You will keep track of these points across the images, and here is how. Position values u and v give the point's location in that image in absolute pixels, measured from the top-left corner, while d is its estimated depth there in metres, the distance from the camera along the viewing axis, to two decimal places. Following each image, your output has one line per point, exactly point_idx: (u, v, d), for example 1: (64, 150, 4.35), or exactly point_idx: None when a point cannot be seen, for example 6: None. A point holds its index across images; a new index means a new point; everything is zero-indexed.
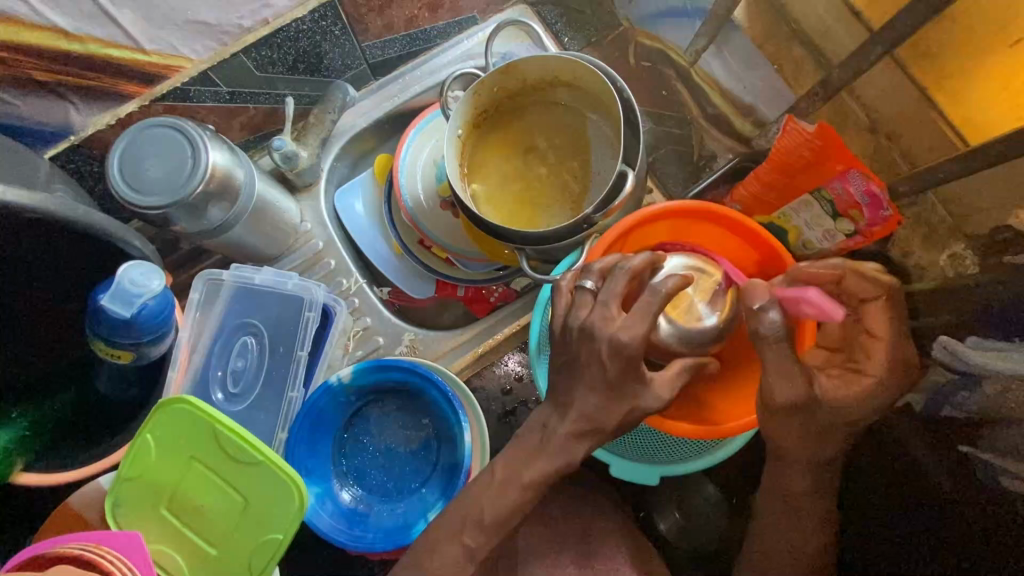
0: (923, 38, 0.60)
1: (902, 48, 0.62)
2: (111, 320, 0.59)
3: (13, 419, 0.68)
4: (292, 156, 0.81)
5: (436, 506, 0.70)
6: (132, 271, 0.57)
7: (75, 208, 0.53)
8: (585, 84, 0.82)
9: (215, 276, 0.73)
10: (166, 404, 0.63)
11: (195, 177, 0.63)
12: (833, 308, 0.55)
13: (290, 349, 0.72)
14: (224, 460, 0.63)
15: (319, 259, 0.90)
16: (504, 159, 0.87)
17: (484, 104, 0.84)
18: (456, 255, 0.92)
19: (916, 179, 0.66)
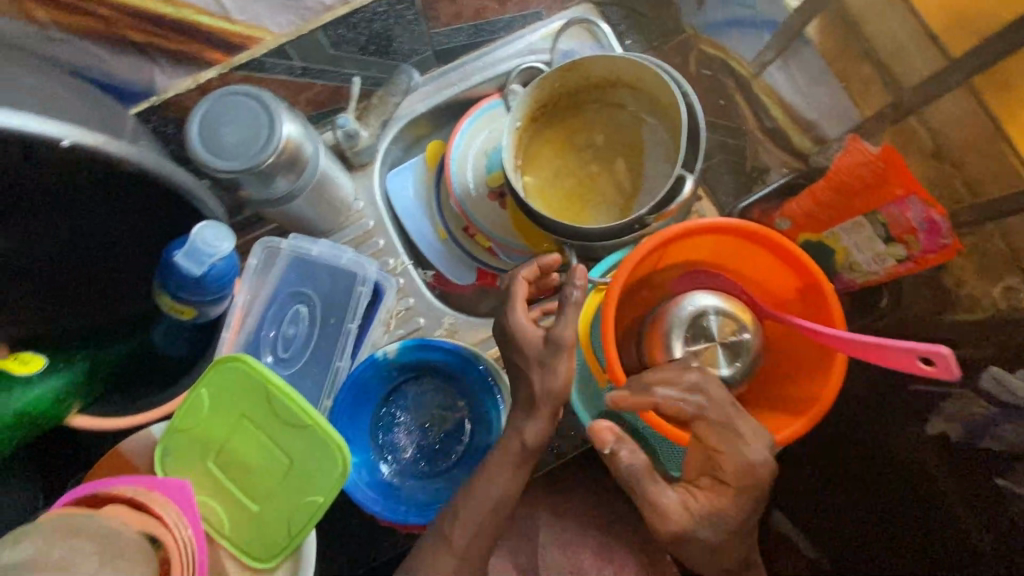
0: (1003, 68, 0.61)
1: (981, 77, 0.63)
2: (182, 276, 0.61)
3: (74, 361, 0.68)
4: (354, 135, 0.85)
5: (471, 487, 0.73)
6: (206, 231, 0.60)
7: (162, 165, 0.55)
8: (647, 88, 0.83)
9: (273, 245, 0.75)
10: (222, 362, 0.65)
11: (269, 147, 0.65)
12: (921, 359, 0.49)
13: (340, 320, 0.74)
14: (272, 421, 0.65)
15: (367, 238, 0.92)
16: (558, 154, 0.88)
17: (544, 98, 0.85)
18: (499, 246, 0.94)
19: (982, 209, 0.65)
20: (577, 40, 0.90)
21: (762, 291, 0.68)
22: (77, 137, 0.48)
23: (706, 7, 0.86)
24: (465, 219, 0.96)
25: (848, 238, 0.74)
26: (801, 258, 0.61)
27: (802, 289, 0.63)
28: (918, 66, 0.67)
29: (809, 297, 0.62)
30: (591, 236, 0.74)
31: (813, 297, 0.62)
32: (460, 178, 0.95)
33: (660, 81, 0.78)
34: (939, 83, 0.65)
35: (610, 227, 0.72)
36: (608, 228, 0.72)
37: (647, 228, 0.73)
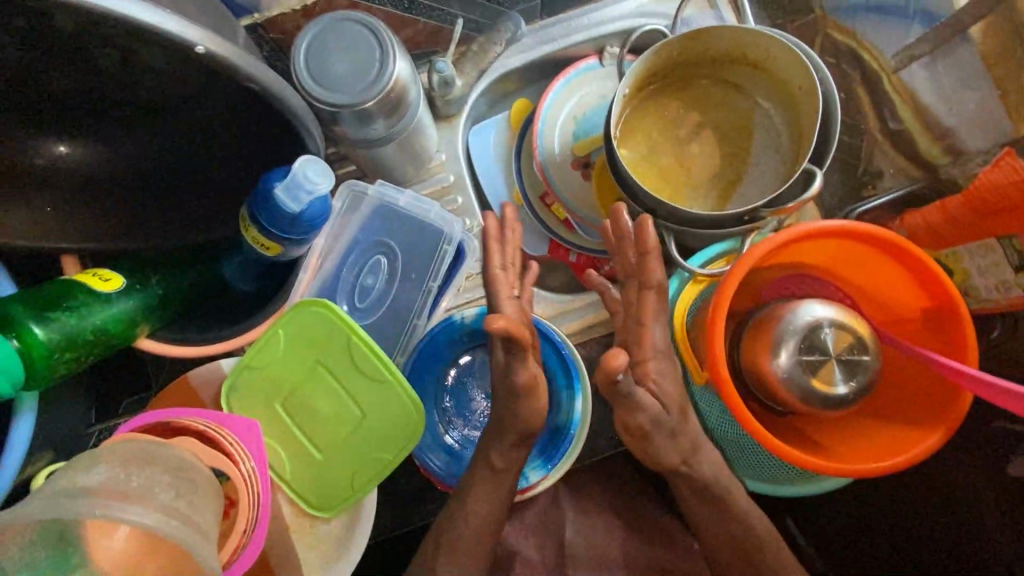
0: None
1: None
2: (277, 211, 0.58)
3: (149, 283, 0.66)
4: (449, 82, 0.80)
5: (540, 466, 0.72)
6: (307, 166, 0.56)
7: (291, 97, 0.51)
8: (772, 69, 0.77)
9: (358, 189, 0.71)
10: (304, 305, 0.63)
11: (379, 85, 0.60)
12: None
13: (421, 277, 0.71)
14: (350, 371, 0.63)
15: (445, 194, 0.88)
16: (660, 128, 0.81)
17: (658, 66, 0.78)
18: (578, 219, 0.89)
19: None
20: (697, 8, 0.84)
21: (878, 301, 0.63)
22: (213, 47, 0.43)
23: None
24: (545, 186, 0.91)
25: (971, 259, 0.69)
26: (940, 279, 0.56)
27: (929, 312, 0.58)
28: None
29: (939, 318, 0.58)
30: (698, 223, 0.69)
31: (942, 320, 0.57)
32: (547, 142, 0.89)
33: (794, 62, 0.72)
34: None
35: (722, 217, 0.67)
36: (718, 217, 0.67)
37: (757, 221, 0.68)
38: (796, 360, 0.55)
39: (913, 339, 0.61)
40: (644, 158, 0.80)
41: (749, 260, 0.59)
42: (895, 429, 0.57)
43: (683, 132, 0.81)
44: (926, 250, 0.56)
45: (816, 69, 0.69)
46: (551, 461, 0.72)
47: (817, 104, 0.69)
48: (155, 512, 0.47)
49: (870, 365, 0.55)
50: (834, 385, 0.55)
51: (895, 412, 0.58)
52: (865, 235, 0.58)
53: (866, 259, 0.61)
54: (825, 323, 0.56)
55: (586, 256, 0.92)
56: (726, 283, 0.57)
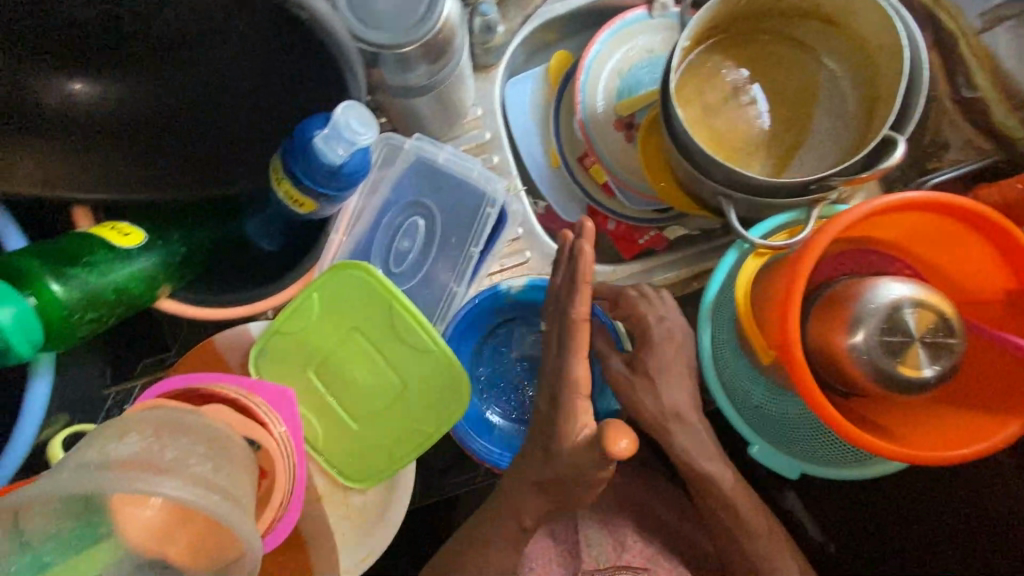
0: None
1: None
2: (314, 162, 0.52)
3: (172, 240, 0.61)
4: (492, 27, 0.73)
5: None
6: (351, 113, 0.51)
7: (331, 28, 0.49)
8: (847, 25, 0.70)
9: (396, 142, 0.66)
10: (341, 267, 0.58)
11: (427, 25, 0.54)
12: None
13: (462, 241, 0.66)
14: (390, 338, 0.59)
15: (480, 152, 0.82)
16: (717, 87, 0.75)
17: (723, 17, 0.71)
18: (619, 183, 0.83)
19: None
20: None
21: (953, 281, 0.60)
22: None
23: None
24: (586, 147, 0.85)
25: None
26: None
27: (1015, 295, 0.55)
28: None
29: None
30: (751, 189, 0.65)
31: None
32: (590, 98, 0.83)
33: (875, 15, 0.66)
34: None
35: (788, 184, 0.62)
36: (785, 185, 0.62)
37: (825, 193, 0.63)
38: (875, 340, 0.52)
39: (990, 324, 0.57)
40: (699, 120, 0.74)
41: (827, 233, 0.54)
42: (969, 415, 0.54)
43: (743, 92, 0.75)
44: (1023, 229, 0.51)
45: (902, 23, 0.63)
46: None
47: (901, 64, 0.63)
48: (193, 486, 0.44)
49: (954, 349, 0.52)
50: (915, 368, 0.52)
51: (970, 398, 0.55)
52: (956, 209, 0.54)
53: (948, 237, 0.57)
54: (908, 302, 0.52)
55: (625, 224, 0.88)
56: (803, 257, 0.53)
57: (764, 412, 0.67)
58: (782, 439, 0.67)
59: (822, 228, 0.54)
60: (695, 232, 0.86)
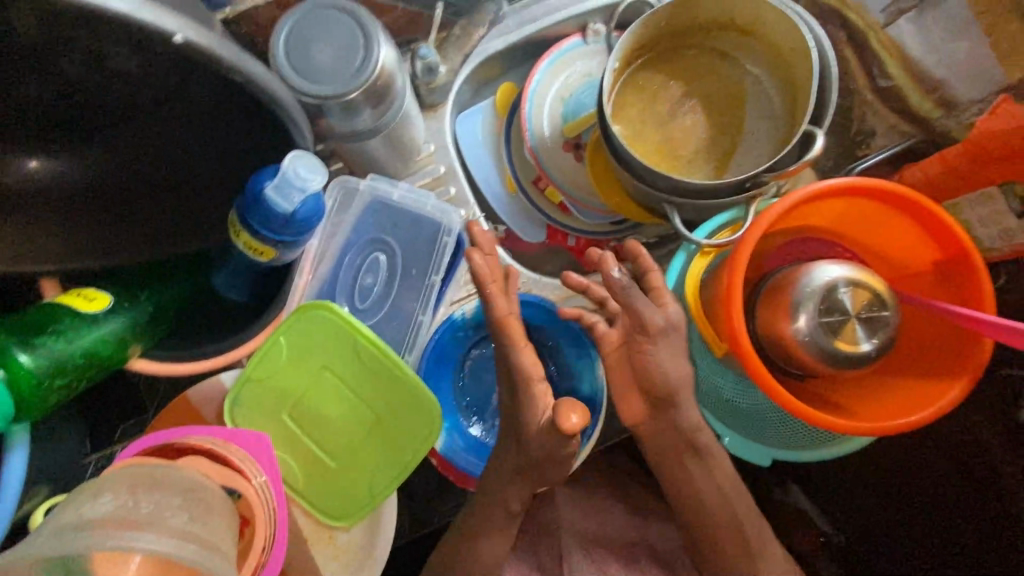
0: None
1: None
2: (268, 211, 0.55)
3: (139, 300, 0.63)
4: (433, 68, 0.77)
5: None
6: (299, 163, 0.54)
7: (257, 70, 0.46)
8: (761, 33, 0.75)
9: (350, 184, 0.69)
10: (305, 309, 0.60)
11: (365, 73, 0.57)
12: None
13: (423, 272, 0.68)
14: (359, 374, 0.60)
15: (437, 185, 0.85)
16: (650, 102, 0.79)
17: (647, 37, 0.76)
18: (573, 200, 0.87)
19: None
20: None
21: (887, 256, 0.63)
22: (193, 36, 0.38)
23: None
24: (538, 170, 0.89)
25: (972, 209, 0.69)
26: (952, 231, 0.55)
27: (941, 265, 0.58)
28: None
29: (950, 270, 0.57)
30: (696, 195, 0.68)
31: (954, 272, 0.57)
32: (536, 124, 0.87)
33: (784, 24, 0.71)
34: None
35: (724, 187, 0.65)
36: (721, 186, 0.65)
37: (759, 188, 0.67)
38: (815, 323, 0.54)
39: (925, 295, 0.61)
40: (639, 133, 0.78)
41: (760, 226, 0.57)
42: (912, 381, 0.57)
43: (675, 104, 0.79)
44: (937, 202, 0.55)
45: (809, 28, 0.68)
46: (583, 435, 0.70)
47: (812, 65, 0.68)
48: (170, 537, 0.44)
49: (892, 322, 0.54)
50: (857, 344, 0.54)
51: (916, 367, 0.58)
52: (875, 192, 0.57)
53: (875, 218, 0.61)
54: (840, 284, 0.55)
55: (584, 239, 0.91)
56: (740, 250, 0.56)
57: (733, 404, 0.69)
58: (752, 429, 0.69)
59: (753, 224, 0.57)
60: (651, 239, 0.90)
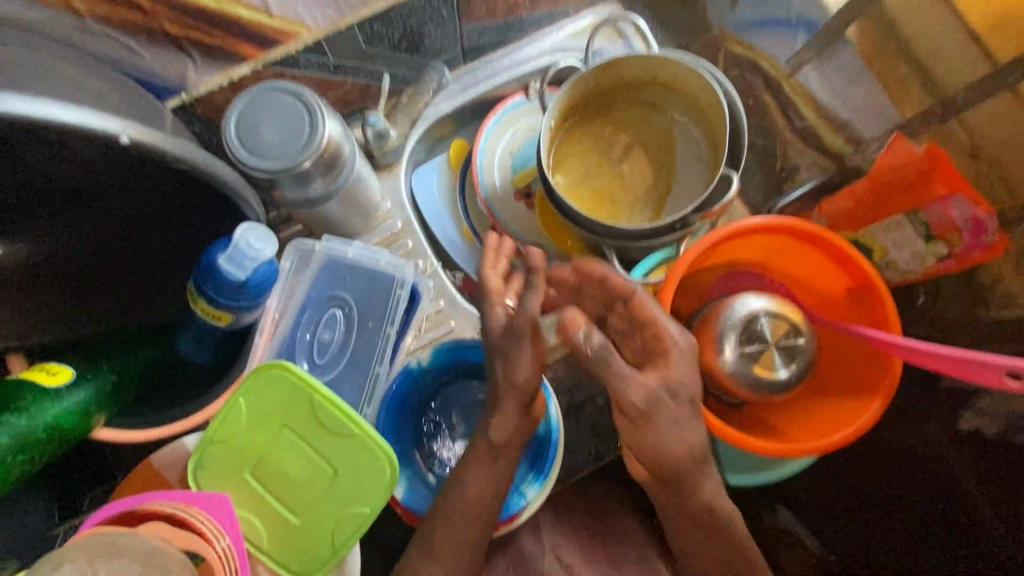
0: None
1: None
2: (221, 280, 0.59)
3: (102, 370, 0.65)
4: (383, 134, 0.83)
5: (532, 483, 0.72)
6: (249, 234, 0.58)
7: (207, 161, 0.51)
8: (683, 86, 0.82)
9: (306, 246, 0.73)
10: (263, 370, 0.63)
11: (311, 147, 0.63)
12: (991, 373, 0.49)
13: (378, 324, 0.71)
14: (316, 430, 0.63)
15: (395, 240, 0.90)
16: (587, 153, 0.85)
17: (579, 96, 0.83)
18: (527, 245, 0.91)
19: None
20: (606, 41, 0.90)
21: (807, 286, 0.68)
22: (136, 134, 0.44)
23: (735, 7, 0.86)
24: (491, 218, 0.93)
25: (885, 236, 0.74)
26: (858, 260, 0.61)
27: (855, 291, 0.63)
28: (960, 65, 0.68)
29: (860, 296, 0.62)
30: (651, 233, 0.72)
31: (863, 298, 0.62)
32: (487, 175, 0.93)
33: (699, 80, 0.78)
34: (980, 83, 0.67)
35: (656, 228, 0.70)
36: (651, 228, 0.70)
37: (688, 228, 0.73)
38: (740, 351, 0.59)
39: (843, 319, 0.65)
40: (578, 181, 0.84)
41: (681, 265, 0.63)
42: (841, 401, 0.61)
43: (611, 153, 0.86)
44: (837, 235, 0.60)
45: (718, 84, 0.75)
46: (542, 472, 0.72)
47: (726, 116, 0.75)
48: None
49: (806, 348, 0.59)
50: (775, 370, 0.59)
51: (839, 388, 0.62)
52: (787, 229, 0.63)
53: (789, 251, 0.66)
54: (761, 314, 0.60)
55: None
56: (664, 289, 0.62)
57: None
58: None
59: (677, 263, 0.63)
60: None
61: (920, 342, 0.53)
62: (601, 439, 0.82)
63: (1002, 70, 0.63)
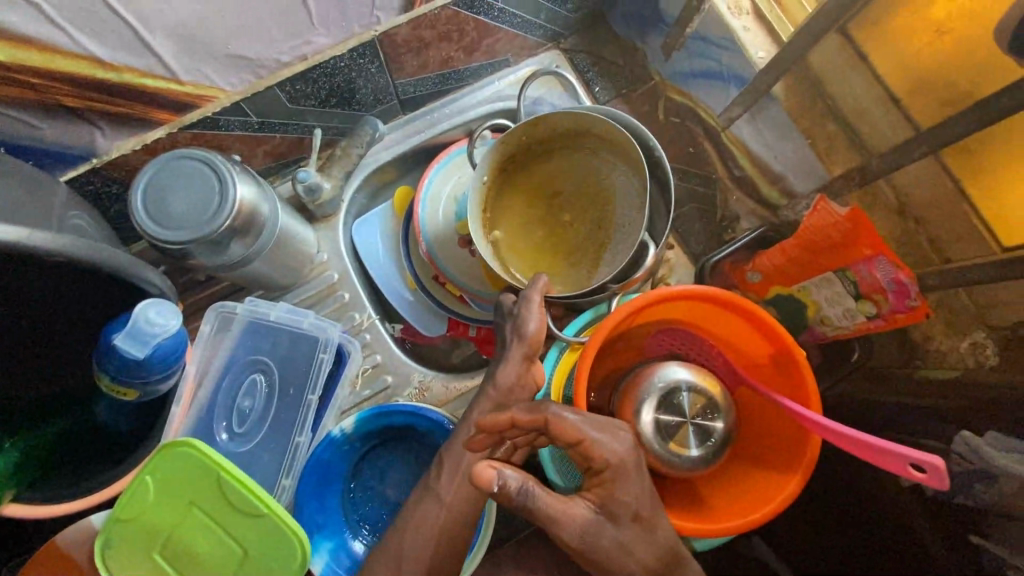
0: (970, 144, 0.60)
1: (949, 150, 0.63)
2: (121, 358, 0.56)
3: (5, 447, 0.64)
4: (315, 188, 0.82)
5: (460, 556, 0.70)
6: (149, 309, 0.56)
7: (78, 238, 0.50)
8: (612, 137, 0.80)
9: (228, 310, 0.71)
10: (170, 447, 0.60)
11: (222, 214, 0.61)
12: (900, 464, 0.48)
13: (300, 391, 0.69)
14: (226, 508, 0.60)
15: (331, 292, 0.88)
16: (522, 209, 0.84)
17: (509, 150, 0.83)
18: (470, 295, 0.89)
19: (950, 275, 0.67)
20: (545, 88, 0.94)
21: (734, 349, 0.67)
22: None
23: (671, 59, 0.87)
24: (434, 268, 0.91)
25: (818, 292, 0.74)
26: (774, 328, 0.60)
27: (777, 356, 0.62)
28: (884, 127, 0.67)
29: (783, 364, 0.61)
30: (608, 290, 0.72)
31: (785, 366, 0.61)
32: (429, 226, 0.91)
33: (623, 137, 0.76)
34: (903, 146, 0.66)
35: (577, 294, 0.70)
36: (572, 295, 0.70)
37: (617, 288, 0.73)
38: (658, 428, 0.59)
39: (768, 385, 0.64)
40: (514, 237, 0.83)
41: (600, 336, 0.61)
42: (766, 473, 0.60)
43: (548, 206, 0.84)
44: (754, 304, 0.59)
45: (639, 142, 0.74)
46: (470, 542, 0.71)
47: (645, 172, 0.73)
48: None
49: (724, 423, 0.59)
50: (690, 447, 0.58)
51: (766, 458, 0.61)
52: (705, 296, 0.62)
53: (713, 316, 0.65)
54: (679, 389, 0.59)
55: (485, 329, 0.93)
56: (583, 361, 0.61)
57: None
58: None
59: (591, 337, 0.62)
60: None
61: (835, 424, 0.52)
62: None
63: (924, 135, 0.63)
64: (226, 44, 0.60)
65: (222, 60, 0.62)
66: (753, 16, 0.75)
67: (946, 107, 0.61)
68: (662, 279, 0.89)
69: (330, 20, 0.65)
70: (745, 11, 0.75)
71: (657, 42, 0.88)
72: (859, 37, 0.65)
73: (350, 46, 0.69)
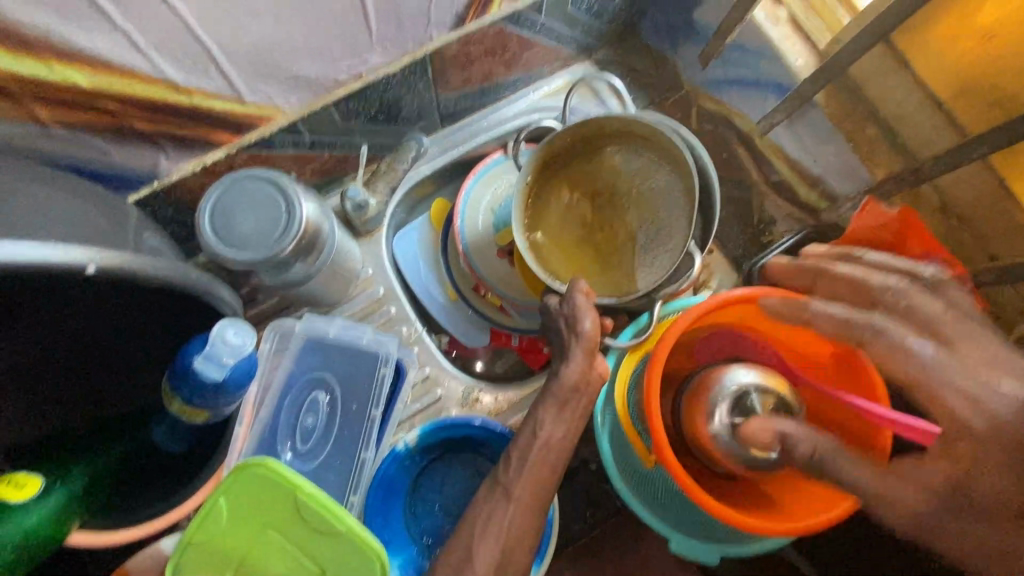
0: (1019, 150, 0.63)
1: (994, 155, 0.65)
2: (199, 381, 0.56)
3: (71, 473, 0.62)
4: (363, 204, 0.82)
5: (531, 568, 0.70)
6: (228, 330, 0.56)
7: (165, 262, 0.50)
8: (659, 139, 0.76)
9: (286, 327, 0.71)
10: (244, 468, 0.59)
11: (290, 232, 0.61)
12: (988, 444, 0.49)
13: (363, 407, 0.69)
14: (302, 528, 0.60)
15: (377, 306, 0.88)
16: (564, 215, 0.80)
17: (552, 149, 0.79)
18: (512, 305, 0.89)
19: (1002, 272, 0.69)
20: (579, 98, 0.95)
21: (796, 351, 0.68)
22: (103, 260, 0.43)
23: (704, 68, 0.90)
24: (475, 278, 0.91)
25: None
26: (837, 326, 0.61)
27: (842, 355, 0.63)
28: (928, 128, 0.69)
29: (847, 362, 0.63)
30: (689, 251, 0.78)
31: (849, 364, 0.62)
32: (469, 238, 0.91)
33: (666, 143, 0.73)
34: (947, 145, 0.68)
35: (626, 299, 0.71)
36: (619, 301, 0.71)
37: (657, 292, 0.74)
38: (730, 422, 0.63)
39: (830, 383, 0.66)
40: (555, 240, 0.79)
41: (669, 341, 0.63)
42: None
43: (591, 207, 0.79)
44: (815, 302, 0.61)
45: (687, 150, 0.71)
46: (540, 554, 0.70)
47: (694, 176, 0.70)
48: None
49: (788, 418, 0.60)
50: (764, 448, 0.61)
51: None
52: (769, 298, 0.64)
53: (775, 319, 0.67)
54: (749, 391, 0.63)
55: (528, 338, 0.93)
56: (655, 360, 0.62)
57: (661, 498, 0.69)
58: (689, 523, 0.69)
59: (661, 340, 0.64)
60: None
61: (913, 418, 0.54)
62: (599, 503, 0.81)
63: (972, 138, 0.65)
64: (292, 66, 0.61)
65: (286, 80, 0.62)
66: (790, 25, 0.77)
67: (992, 108, 0.63)
68: (705, 283, 0.90)
69: (387, 39, 0.66)
70: (782, 20, 0.78)
71: (692, 53, 0.91)
72: (900, 43, 0.68)
73: (403, 64, 0.71)
